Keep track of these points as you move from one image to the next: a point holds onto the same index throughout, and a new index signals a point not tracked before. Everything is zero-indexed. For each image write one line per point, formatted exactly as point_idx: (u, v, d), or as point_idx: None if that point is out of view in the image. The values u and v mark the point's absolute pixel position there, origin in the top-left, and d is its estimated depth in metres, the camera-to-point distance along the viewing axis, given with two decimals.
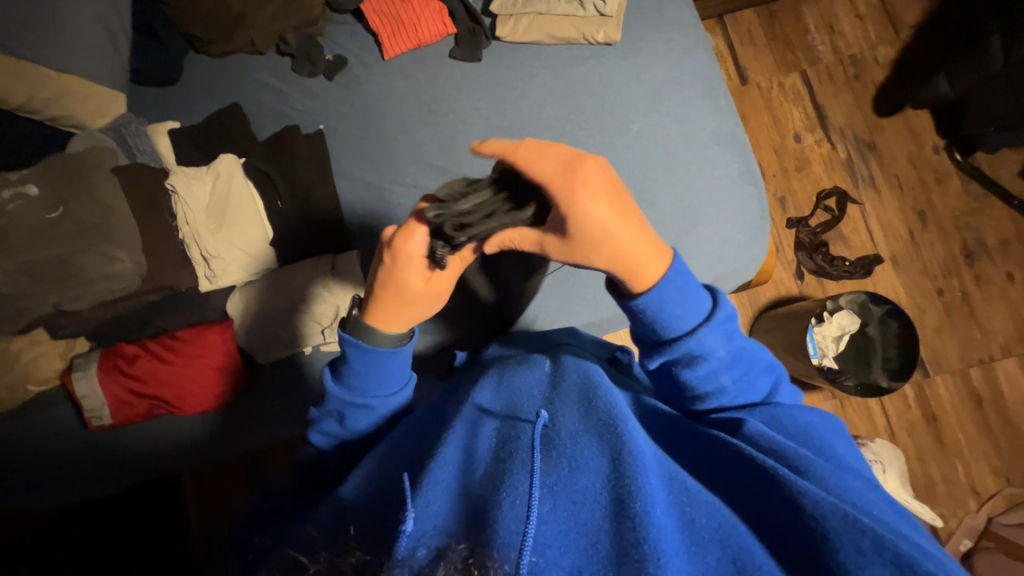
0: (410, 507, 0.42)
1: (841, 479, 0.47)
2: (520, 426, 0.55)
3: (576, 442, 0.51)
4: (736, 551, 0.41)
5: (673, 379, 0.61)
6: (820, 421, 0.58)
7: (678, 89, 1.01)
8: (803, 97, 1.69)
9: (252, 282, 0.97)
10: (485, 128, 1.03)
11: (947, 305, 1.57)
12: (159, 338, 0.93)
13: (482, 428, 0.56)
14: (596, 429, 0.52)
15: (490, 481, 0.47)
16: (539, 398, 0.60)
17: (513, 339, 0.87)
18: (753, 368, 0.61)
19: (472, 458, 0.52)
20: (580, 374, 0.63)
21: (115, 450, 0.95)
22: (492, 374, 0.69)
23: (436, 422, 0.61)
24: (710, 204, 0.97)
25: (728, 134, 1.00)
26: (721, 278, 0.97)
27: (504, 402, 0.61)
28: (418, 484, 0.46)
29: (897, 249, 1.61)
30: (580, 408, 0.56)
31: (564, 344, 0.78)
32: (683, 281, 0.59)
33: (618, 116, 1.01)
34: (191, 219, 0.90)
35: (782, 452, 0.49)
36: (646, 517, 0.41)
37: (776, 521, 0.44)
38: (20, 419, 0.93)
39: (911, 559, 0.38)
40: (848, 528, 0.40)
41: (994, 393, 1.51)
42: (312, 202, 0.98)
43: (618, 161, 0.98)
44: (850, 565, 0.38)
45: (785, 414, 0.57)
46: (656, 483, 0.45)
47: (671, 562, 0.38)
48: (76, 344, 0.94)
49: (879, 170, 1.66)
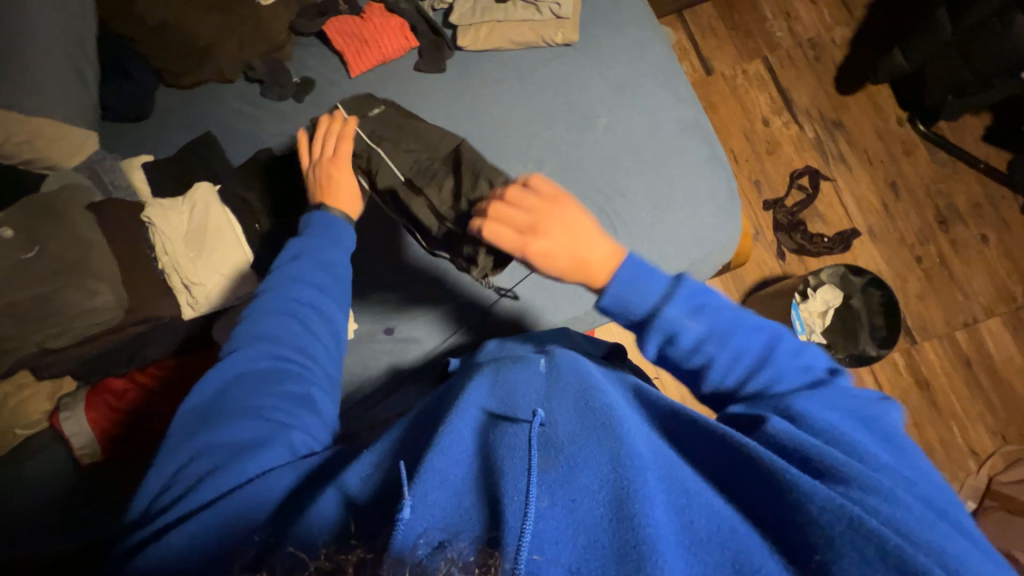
0: (407, 498, 0.43)
1: (859, 472, 0.46)
2: (516, 424, 0.54)
3: (573, 439, 0.50)
4: (735, 554, 0.41)
5: (671, 365, 0.64)
6: (860, 413, 0.53)
7: (640, 82, 1.04)
8: (768, 82, 1.74)
9: (238, 306, 0.96)
10: (456, 135, 1.04)
11: (927, 272, 1.60)
12: (147, 369, 0.94)
13: (481, 423, 0.56)
14: (596, 429, 0.51)
15: (487, 477, 0.47)
16: (536, 398, 0.60)
17: (510, 339, 0.88)
18: (738, 329, 0.61)
19: (469, 451, 0.52)
20: (576, 374, 0.63)
21: (106, 490, 0.92)
22: (487, 371, 0.69)
23: (435, 417, 0.60)
24: (681, 190, 0.99)
25: (692, 121, 1.02)
26: (697, 263, 0.98)
27: (502, 399, 0.60)
28: (416, 474, 0.46)
29: (873, 221, 1.64)
30: (579, 407, 0.56)
31: (556, 345, 0.77)
32: (633, 266, 0.62)
33: (584, 112, 1.02)
34: (171, 248, 0.91)
35: (805, 456, 0.47)
36: (645, 519, 0.41)
37: (775, 522, 0.44)
38: (8, 465, 0.91)
39: (916, 563, 0.38)
40: (853, 531, 0.40)
41: (982, 353, 1.54)
42: (292, 222, 0.99)
43: (589, 156, 1.00)
44: (845, 564, 0.39)
45: (810, 409, 0.52)
46: (655, 482, 0.45)
47: (669, 563, 0.39)
48: (62, 384, 0.93)
49: (848, 146, 1.70)
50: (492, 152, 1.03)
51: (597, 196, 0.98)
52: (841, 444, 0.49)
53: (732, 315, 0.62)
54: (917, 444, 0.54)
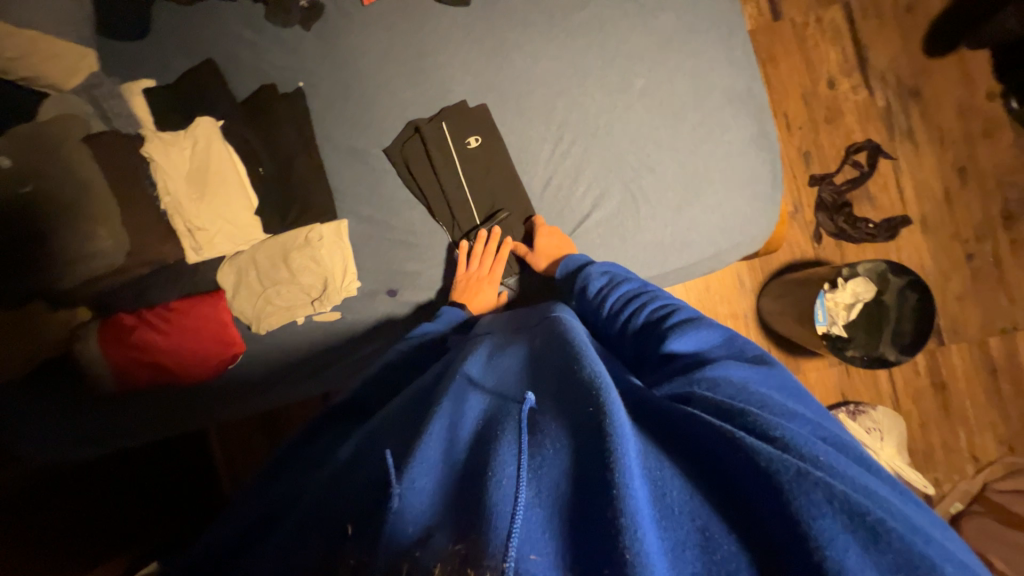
0: (397, 486, 0.43)
1: (784, 428, 0.45)
2: (506, 405, 0.53)
3: (559, 418, 0.48)
4: (705, 522, 0.39)
5: (590, 312, 0.78)
6: (761, 372, 0.55)
7: (690, 37, 0.90)
8: (844, 35, 1.50)
9: (239, 254, 0.94)
10: (475, 85, 0.93)
11: (975, 271, 1.48)
12: (154, 309, 0.92)
13: (469, 404, 0.55)
14: (576, 402, 0.48)
15: (475, 461, 0.46)
16: (526, 378, 0.58)
17: (505, 313, 0.86)
18: (658, 302, 0.70)
19: (456, 432, 0.50)
20: (564, 346, 0.60)
21: (123, 413, 0.97)
22: (482, 351, 0.69)
23: (431, 398, 0.59)
24: (717, 172, 0.89)
25: (743, 91, 0.90)
26: (722, 252, 0.90)
27: (494, 380, 0.60)
28: (404, 467, 0.45)
29: (929, 210, 1.49)
30: (563, 381, 0.53)
31: (547, 319, 0.74)
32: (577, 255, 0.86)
33: (620, 71, 0.90)
34: (172, 188, 0.89)
35: (731, 413, 0.47)
36: (627, 490, 0.38)
37: (739, 482, 0.41)
38: (15, 391, 0.94)
39: (862, 508, 0.37)
40: (801, 480, 0.39)
41: (1011, 362, 1.46)
42: (295, 169, 0.94)
43: (619, 123, 0.90)
44: (806, 516, 0.37)
45: (721, 375, 0.54)
46: (637, 454, 0.42)
47: (648, 539, 0.37)
48: (76, 315, 0.91)
49: (921, 120, 1.50)
50: (513, 108, 0.93)
51: (623, 170, 0.89)
52: (754, 400, 0.50)
53: (634, 279, 0.79)
54: (816, 401, 0.55)
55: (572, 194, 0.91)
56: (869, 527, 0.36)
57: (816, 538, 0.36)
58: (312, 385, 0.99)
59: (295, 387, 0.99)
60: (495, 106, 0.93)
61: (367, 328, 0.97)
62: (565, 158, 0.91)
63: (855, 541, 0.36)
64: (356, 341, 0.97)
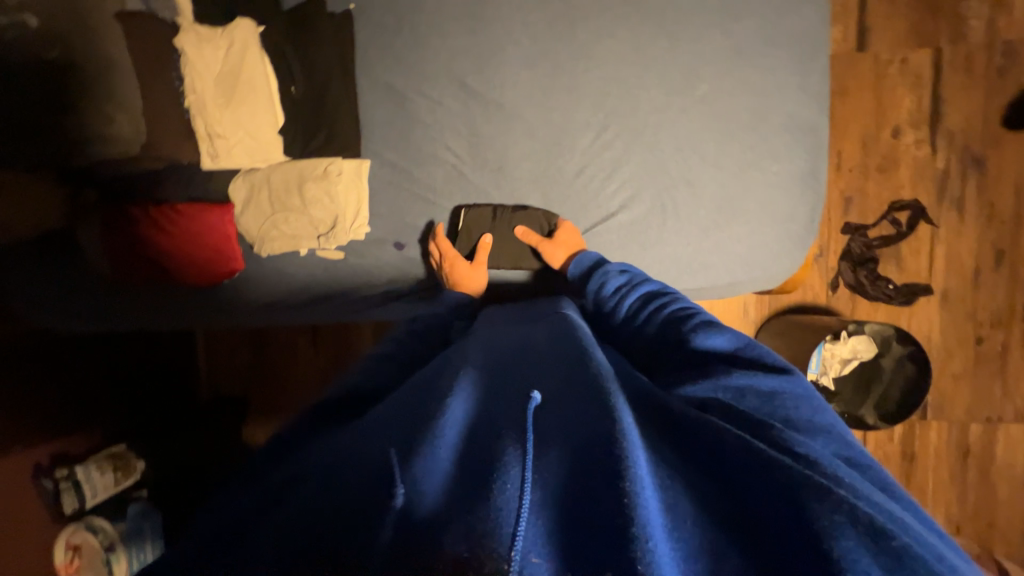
0: (396, 476, 0.41)
1: (808, 446, 0.43)
2: (508, 399, 0.50)
3: (568, 419, 0.46)
4: (716, 536, 0.37)
5: (603, 316, 0.77)
6: (788, 382, 0.52)
7: (768, 50, 0.84)
8: (924, 82, 1.41)
9: (255, 171, 0.91)
10: (531, 49, 0.87)
11: (979, 355, 1.46)
12: (157, 206, 0.90)
13: (466, 395, 0.51)
14: (589, 402, 0.46)
15: (478, 453, 0.44)
16: (530, 372, 0.55)
17: (505, 308, 0.85)
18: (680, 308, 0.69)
19: (454, 425, 0.47)
20: (576, 351, 0.58)
21: (110, 301, 0.97)
22: (480, 346, 0.66)
23: (428, 384, 0.55)
24: (755, 200, 0.85)
25: (807, 122, 0.85)
26: (739, 283, 0.88)
27: (495, 371, 0.57)
28: (407, 452, 0.43)
29: (953, 284, 1.45)
30: (572, 382, 0.51)
31: (559, 321, 0.70)
32: (591, 255, 0.84)
33: (686, 70, 0.84)
34: (198, 87, 0.86)
35: (751, 427, 0.46)
36: (639, 498, 0.36)
37: (758, 504, 0.38)
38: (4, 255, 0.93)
39: (887, 531, 0.34)
40: (822, 499, 0.36)
41: (985, 450, 1.47)
42: (328, 97, 0.90)
43: (670, 126, 0.85)
44: (825, 534, 0.34)
45: (748, 385, 0.52)
46: (649, 465, 0.40)
47: (658, 549, 0.34)
48: (81, 196, 0.90)
49: (975, 191, 1.43)
50: (564, 84, 0.87)
51: (660, 177, 0.85)
52: (775, 417, 0.48)
53: (651, 281, 0.79)
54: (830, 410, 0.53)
55: (602, 189, 0.87)
56: (894, 551, 0.33)
57: (839, 558, 0.33)
58: (305, 315, 1.00)
59: (287, 312, 0.99)
60: (546, 77, 0.87)
61: (368, 277, 0.97)
62: (605, 149, 0.86)
63: (878, 563, 0.33)
64: (353, 285, 0.97)
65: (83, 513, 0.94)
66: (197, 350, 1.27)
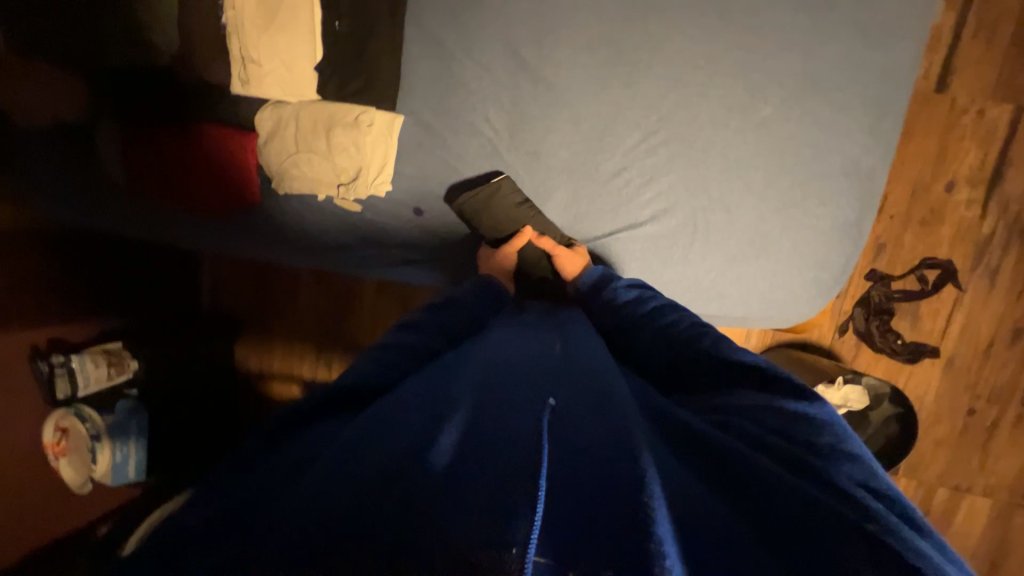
0: (415, 473, 0.42)
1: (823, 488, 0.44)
2: (520, 401, 0.50)
3: (587, 430, 0.47)
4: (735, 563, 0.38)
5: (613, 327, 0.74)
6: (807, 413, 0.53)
7: (846, 83, 0.77)
8: (995, 141, 1.32)
9: (284, 105, 0.88)
10: (593, 31, 0.81)
11: (966, 427, 1.46)
12: (179, 125, 0.88)
13: (479, 396, 0.52)
14: (607, 421, 0.48)
15: (492, 447, 0.44)
16: (541, 378, 0.55)
17: (525, 308, 0.82)
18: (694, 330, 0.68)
19: (466, 424, 0.47)
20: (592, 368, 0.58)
21: (118, 210, 0.96)
22: (489, 342, 0.65)
23: (439, 382, 0.56)
24: (791, 239, 0.82)
25: (865, 169, 0.80)
26: (751, 319, 0.87)
27: (503, 369, 0.57)
28: (423, 454, 0.44)
29: (962, 353, 1.43)
30: (588, 398, 0.52)
31: (576, 334, 0.69)
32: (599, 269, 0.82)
33: (752, 88, 0.78)
34: (239, 4, 0.82)
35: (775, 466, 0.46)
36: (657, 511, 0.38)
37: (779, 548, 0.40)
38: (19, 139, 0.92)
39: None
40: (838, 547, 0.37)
41: (944, 516, 1.49)
42: (369, 40, 0.85)
43: (721, 144, 0.80)
44: None
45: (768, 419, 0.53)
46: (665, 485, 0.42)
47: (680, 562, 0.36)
48: (101, 97, 0.88)
49: (1014, 265, 1.38)
50: (620, 76, 0.82)
51: (697, 196, 0.82)
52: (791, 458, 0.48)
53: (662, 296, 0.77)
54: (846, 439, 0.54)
55: (636, 196, 0.83)
56: None
57: None
58: (313, 259, 0.98)
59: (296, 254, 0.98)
60: (602, 65, 0.82)
61: (380, 236, 0.95)
62: (648, 155, 0.82)
63: None
64: (364, 241, 0.95)
65: (72, 401, 1.00)
66: (198, 275, 1.28)
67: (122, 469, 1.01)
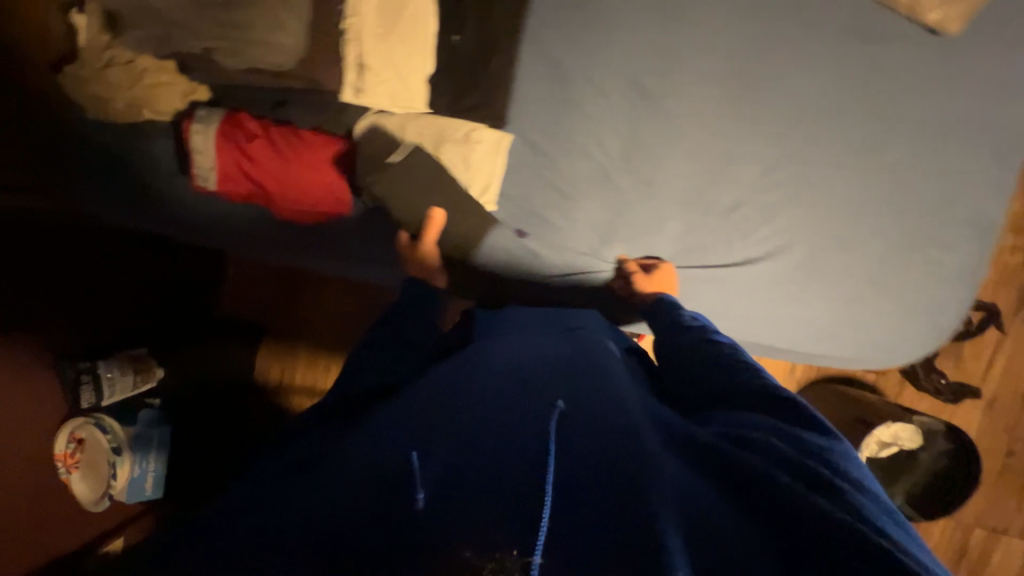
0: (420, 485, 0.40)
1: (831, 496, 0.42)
2: (533, 399, 0.48)
3: (596, 429, 0.44)
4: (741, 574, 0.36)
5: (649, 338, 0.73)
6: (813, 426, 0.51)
7: (967, 132, 0.79)
8: None
9: (392, 116, 0.85)
10: (721, 63, 0.81)
11: (1004, 468, 1.47)
12: (283, 127, 0.83)
13: (489, 392, 0.49)
14: (618, 423, 0.45)
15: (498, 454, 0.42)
16: (555, 373, 0.53)
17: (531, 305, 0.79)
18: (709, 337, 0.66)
19: (473, 425, 0.46)
20: (601, 365, 0.56)
21: (199, 214, 0.90)
22: (501, 336, 0.63)
23: (454, 377, 0.53)
24: (908, 284, 0.82)
25: (983, 217, 0.81)
26: (857, 360, 0.86)
27: (521, 365, 0.54)
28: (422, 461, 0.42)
29: (1002, 394, 1.45)
30: (599, 395, 0.49)
31: (585, 331, 0.67)
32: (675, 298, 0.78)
33: (878, 131, 0.79)
34: (361, 10, 0.77)
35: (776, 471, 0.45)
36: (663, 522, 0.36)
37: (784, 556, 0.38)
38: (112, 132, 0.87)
39: None
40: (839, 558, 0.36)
41: (981, 558, 1.49)
42: (490, 57, 0.84)
43: (842, 184, 0.80)
44: None
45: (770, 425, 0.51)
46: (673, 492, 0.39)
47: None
48: (196, 91, 0.85)
49: None
50: (744, 108, 0.81)
51: (817, 235, 0.81)
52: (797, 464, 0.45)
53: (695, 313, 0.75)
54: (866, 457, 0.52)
55: (752, 231, 0.82)
56: None
57: None
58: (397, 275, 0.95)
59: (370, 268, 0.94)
60: (727, 97, 0.81)
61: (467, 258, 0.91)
62: (768, 191, 0.81)
63: None
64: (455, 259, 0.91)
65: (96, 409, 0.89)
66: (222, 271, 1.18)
67: (139, 484, 0.89)
